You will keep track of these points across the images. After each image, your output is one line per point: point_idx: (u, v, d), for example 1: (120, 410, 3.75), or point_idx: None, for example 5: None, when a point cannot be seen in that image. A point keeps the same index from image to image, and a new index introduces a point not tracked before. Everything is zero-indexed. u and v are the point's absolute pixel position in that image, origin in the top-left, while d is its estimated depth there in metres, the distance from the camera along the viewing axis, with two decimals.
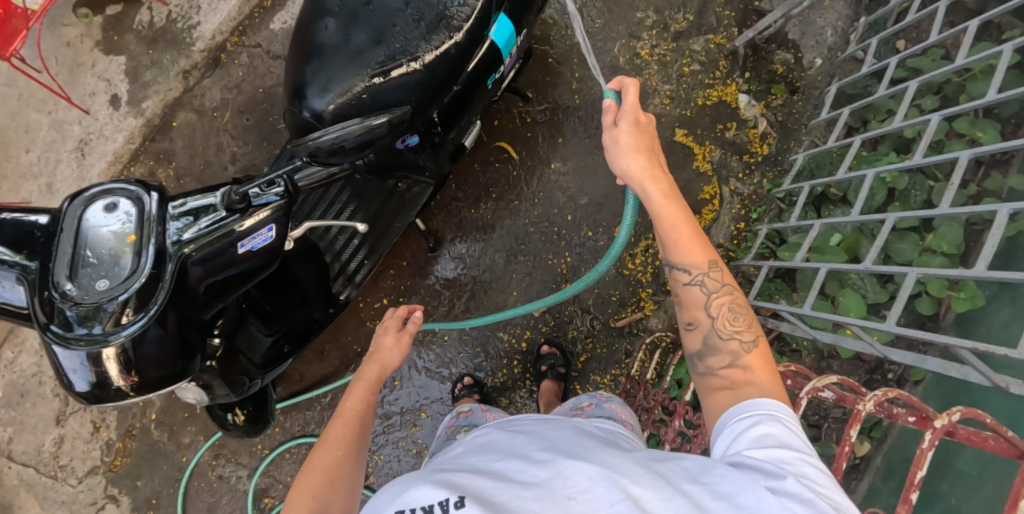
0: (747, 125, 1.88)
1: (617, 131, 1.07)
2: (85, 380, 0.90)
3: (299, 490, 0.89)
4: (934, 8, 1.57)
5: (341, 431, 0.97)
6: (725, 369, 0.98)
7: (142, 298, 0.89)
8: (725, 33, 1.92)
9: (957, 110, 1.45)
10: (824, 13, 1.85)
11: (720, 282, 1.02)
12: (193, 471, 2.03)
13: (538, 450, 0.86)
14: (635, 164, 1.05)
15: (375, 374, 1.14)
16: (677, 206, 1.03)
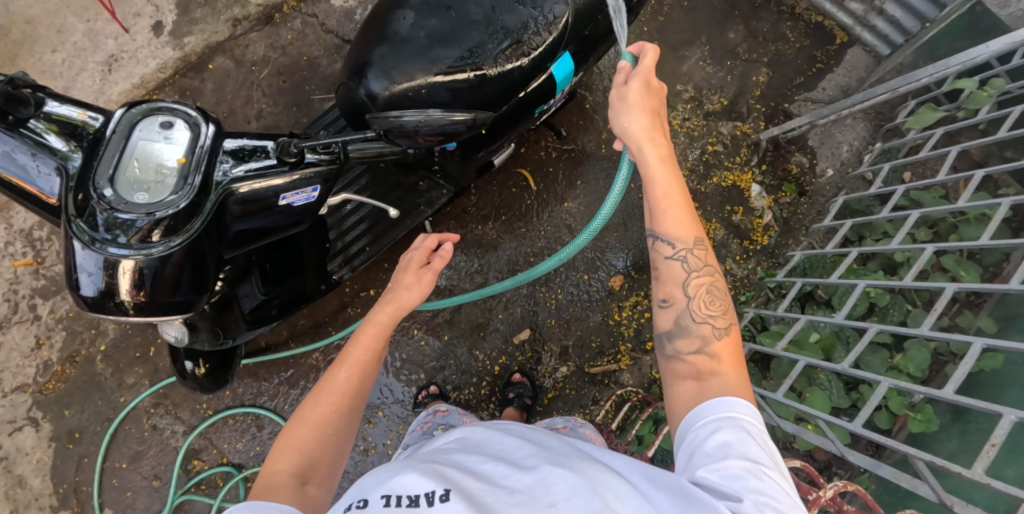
0: (754, 213, 1.97)
1: (629, 89, 1.10)
2: (93, 287, 0.89)
3: (287, 441, 0.99)
4: (946, 150, 1.68)
5: (337, 385, 1.04)
6: (694, 351, 1.01)
7: (174, 223, 0.89)
8: (752, 124, 2.04)
9: (950, 246, 1.55)
10: (844, 129, 1.98)
11: (702, 263, 1.06)
12: (127, 414, 1.95)
13: (527, 454, 0.88)
14: (637, 123, 1.08)
15: (387, 316, 1.14)
16: (669, 175, 1.06)
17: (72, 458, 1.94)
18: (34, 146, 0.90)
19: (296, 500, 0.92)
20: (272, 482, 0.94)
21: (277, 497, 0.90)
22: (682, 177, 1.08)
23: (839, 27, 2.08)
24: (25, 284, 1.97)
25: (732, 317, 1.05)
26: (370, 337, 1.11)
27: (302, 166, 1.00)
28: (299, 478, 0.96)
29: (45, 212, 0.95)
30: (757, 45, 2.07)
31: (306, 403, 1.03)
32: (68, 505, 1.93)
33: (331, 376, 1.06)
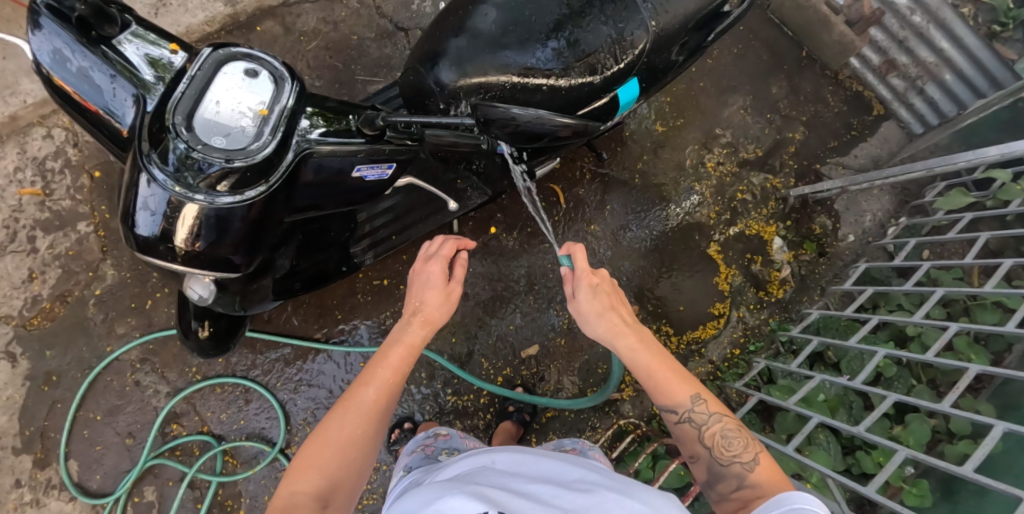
0: (772, 265, 1.99)
1: (579, 298, 1.17)
2: (148, 229, 0.88)
3: (309, 462, 1.01)
4: (975, 235, 1.68)
5: (364, 407, 1.07)
6: (737, 493, 1.02)
7: (243, 177, 0.87)
8: (782, 179, 2.06)
9: (975, 329, 1.55)
10: (870, 199, 2.00)
11: (705, 417, 1.08)
12: (111, 365, 1.87)
13: (571, 484, 1.08)
14: (599, 328, 1.14)
15: (414, 337, 1.18)
16: (646, 355, 1.11)
17: (45, 401, 1.86)
18: (116, 68, 0.90)
19: None
20: (293, 504, 0.96)
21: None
22: (656, 345, 1.13)
23: (878, 98, 2.07)
24: (28, 213, 1.94)
25: (757, 445, 1.06)
26: (397, 359, 1.14)
27: (386, 143, 1.02)
28: (320, 501, 0.98)
29: (108, 135, 0.95)
30: (799, 103, 2.09)
31: (331, 421, 1.05)
32: (32, 449, 1.84)
33: (356, 397, 1.08)
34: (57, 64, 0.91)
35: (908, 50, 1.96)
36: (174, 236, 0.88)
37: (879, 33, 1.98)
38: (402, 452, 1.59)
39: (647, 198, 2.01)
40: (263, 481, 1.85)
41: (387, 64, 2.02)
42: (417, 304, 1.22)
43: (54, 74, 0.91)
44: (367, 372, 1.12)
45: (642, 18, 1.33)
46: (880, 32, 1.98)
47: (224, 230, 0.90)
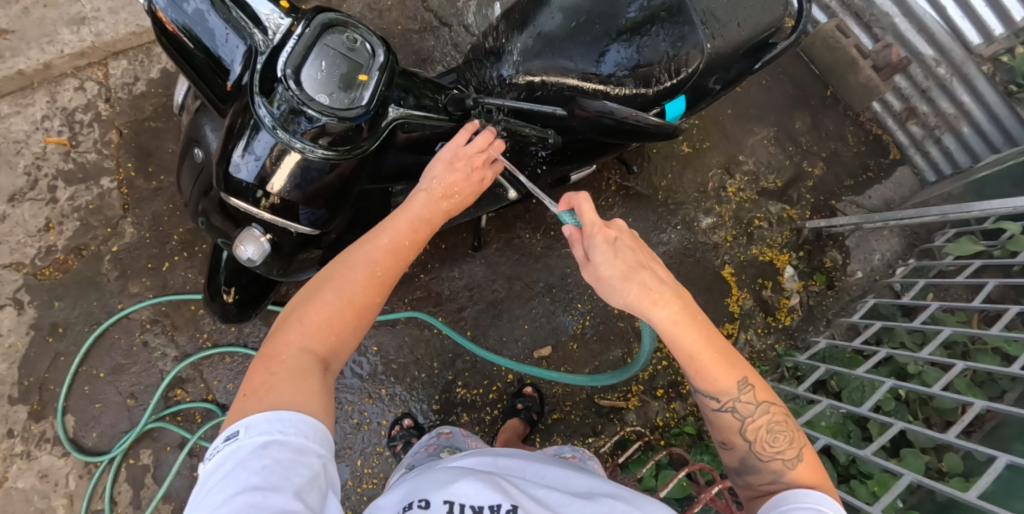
0: (782, 293, 2.04)
1: (597, 256, 1.08)
2: (248, 177, 1.04)
3: (319, 325, 1.02)
4: (982, 282, 1.74)
5: (381, 282, 1.08)
6: (770, 488, 1.06)
7: (334, 134, 1.00)
8: (798, 210, 2.11)
9: (982, 368, 1.59)
10: (880, 239, 2.06)
11: (753, 408, 1.10)
12: (120, 322, 1.85)
13: (580, 492, 1.17)
14: (631, 295, 1.06)
15: (438, 215, 1.17)
16: (689, 331, 1.07)
17: (47, 352, 1.84)
18: (225, 12, 1.01)
19: (324, 384, 0.99)
20: (298, 365, 0.98)
21: (309, 393, 0.95)
22: (698, 315, 1.08)
23: (895, 143, 2.14)
24: (52, 162, 1.93)
25: (801, 439, 1.09)
26: (416, 234, 1.14)
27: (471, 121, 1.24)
28: (323, 363, 1.01)
29: (206, 79, 1.06)
30: (820, 139, 2.16)
31: (341, 286, 1.05)
32: (29, 400, 1.82)
33: (374, 271, 1.08)
34: (172, 7, 1.03)
35: (929, 100, 2.04)
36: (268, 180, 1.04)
37: (903, 81, 2.05)
38: (408, 453, 1.60)
39: (668, 215, 2.06)
40: None
41: (428, 57, 2.05)
42: (450, 191, 1.17)
43: (167, 16, 1.03)
44: (387, 244, 1.10)
45: (699, 40, 1.37)
46: (904, 80, 2.05)
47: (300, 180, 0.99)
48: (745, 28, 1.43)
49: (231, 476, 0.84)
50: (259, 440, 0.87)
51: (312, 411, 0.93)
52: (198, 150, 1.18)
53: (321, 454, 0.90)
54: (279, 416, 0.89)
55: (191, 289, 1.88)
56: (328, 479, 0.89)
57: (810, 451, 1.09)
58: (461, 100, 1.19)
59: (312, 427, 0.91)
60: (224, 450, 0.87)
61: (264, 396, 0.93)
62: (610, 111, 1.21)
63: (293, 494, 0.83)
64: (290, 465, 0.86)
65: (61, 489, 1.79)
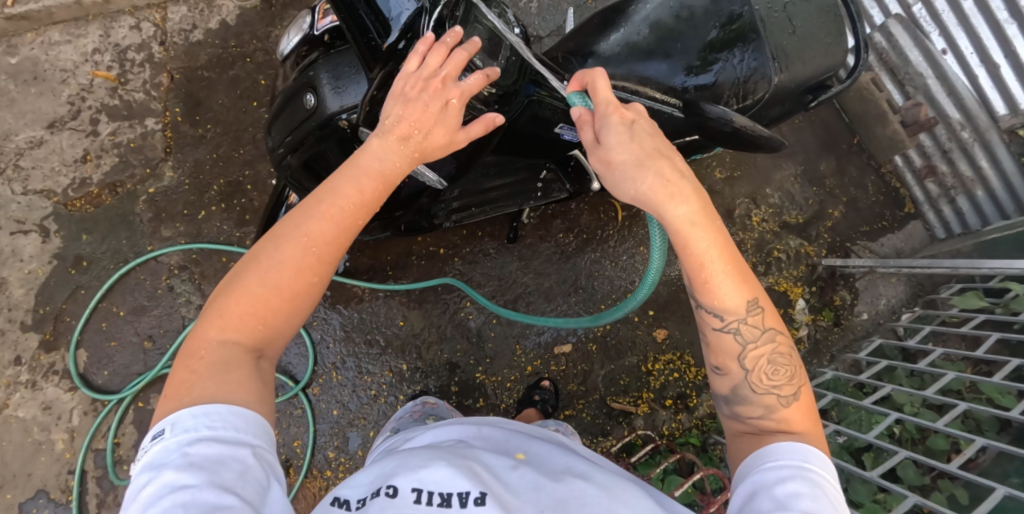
0: (793, 323, 2.12)
1: (611, 136, 1.04)
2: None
3: (244, 310, 0.93)
4: (987, 333, 1.81)
5: (315, 246, 0.96)
6: (761, 423, 1.04)
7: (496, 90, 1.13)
8: (816, 247, 2.19)
9: (981, 409, 1.68)
10: (888, 285, 2.15)
11: (757, 333, 1.06)
12: (148, 264, 1.85)
13: (556, 473, 1.17)
14: (646, 184, 1.02)
15: (396, 172, 1.03)
16: (705, 235, 1.03)
17: (68, 284, 1.83)
18: None
19: (256, 377, 0.91)
20: (224, 358, 0.90)
21: (237, 388, 0.88)
22: (717, 223, 1.04)
23: (912, 198, 2.23)
24: (97, 95, 1.91)
25: (801, 378, 1.07)
26: (360, 185, 1.00)
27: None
28: (255, 352, 0.93)
29: (359, 24, 1.10)
30: (843, 183, 2.24)
31: (272, 262, 0.95)
32: (42, 329, 1.80)
33: (307, 237, 0.96)
34: None
35: (950, 161, 2.14)
36: None
37: (928, 139, 2.15)
38: (392, 418, 1.68)
39: None
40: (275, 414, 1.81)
41: None
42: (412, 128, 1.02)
43: None
44: (327, 208, 0.98)
45: (768, 68, 1.41)
46: (928, 139, 2.15)
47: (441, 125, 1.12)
48: (810, 67, 1.49)
49: (156, 478, 0.79)
50: (185, 438, 0.82)
51: (244, 402, 0.88)
52: (309, 96, 1.15)
53: (256, 444, 0.85)
54: (206, 411, 0.84)
55: (224, 240, 1.88)
56: (259, 467, 0.83)
57: (807, 390, 1.08)
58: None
59: (243, 419, 0.85)
60: (153, 450, 0.82)
61: (185, 393, 0.87)
62: (723, 120, 1.25)
63: (217, 486, 0.78)
64: (219, 460, 0.81)
65: (63, 423, 1.76)
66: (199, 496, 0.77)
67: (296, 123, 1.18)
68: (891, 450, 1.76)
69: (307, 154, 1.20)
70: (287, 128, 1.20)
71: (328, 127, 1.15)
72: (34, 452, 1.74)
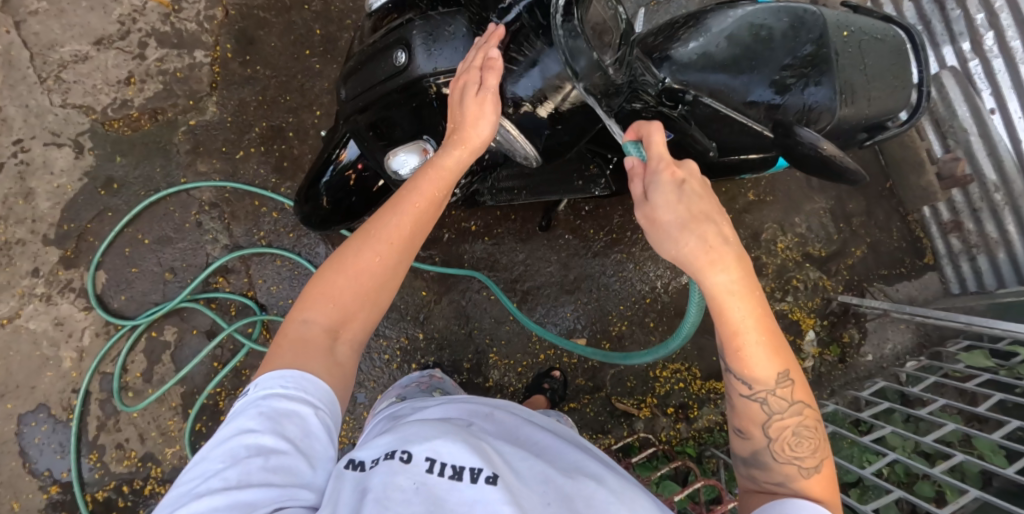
0: (800, 353, 2.15)
1: (658, 199, 1.01)
2: (523, 92, 1.09)
3: (323, 293, 1.05)
4: (991, 392, 1.82)
5: (393, 243, 1.07)
6: (776, 488, 1.03)
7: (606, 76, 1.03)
8: (833, 282, 2.21)
9: (978, 462, 1.69)
10: (896, 330, 2.18)
11: (785, 404, 1.04)
12: (180, 196, 1.84)
13: (567, 469, 1.05)
14: (688, 247, 1.00)
15: (456, 165, 1.09)
16: (741, 304, 1.01)
17: (97, 204, 1.81)
18: None
19: (326, 356, 1.02)
20: (306, 335, 1.03)
21: (311, 361, 1.01)
22: (756, 291, 1.02)
23: (933, 249, 2.25)
24: (148, 17, 1.87)
25: (824, 451, 1.05)
26: (435, 187, 1.09)
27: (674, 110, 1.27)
28: (331, 334, 1.05)
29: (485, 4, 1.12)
30: (871, 223, 2.25)
31: (350, 252, 1.07)
32: (64, 245, 1.78)
33: (387, 235, 1.07)
34: None
35: (977, 221, 2.14)
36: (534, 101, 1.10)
37: (960, 196, 2.16)
38: (396, 385, 1.62)
39: None
40: None
41: None
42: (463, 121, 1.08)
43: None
44: (403, 203, 1.07)
45: (833, 106, 1.43)
46: (960, 195, 2.16)
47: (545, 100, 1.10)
48: (872, 105, 1.51)
49: (231, 421, 0.92)
50: (262, 392, 0.95)
51: (314, 371, 1.00)
52: (401, 53, 1.15)
53: (318, 406, 0.96)
54: (281, 374, 0.97)
55: (259, 185, 1.86)
56: (316, 423, 0.95)
57: (830, 464, 1.05)
58: (675, 93, 1.23)
59: (312, 384, 0.98)
60: (238, 400, 0.96)
61: (268, 363, 1.00)
62: (810, 145, 1.25)
63: (276, 433, 0.91)
64: (285, 413, 0.93)
65: (74, 342, 1.76)
66: (259, 439, 0.89)
67: (382, 77, 1.18)
68: (883, 489, 1.78)
69: (375, 115, 1.22)
70: (367, 82, 1.21)
71: (413, 88, 1.16)
72: (41, 366, 1.74)
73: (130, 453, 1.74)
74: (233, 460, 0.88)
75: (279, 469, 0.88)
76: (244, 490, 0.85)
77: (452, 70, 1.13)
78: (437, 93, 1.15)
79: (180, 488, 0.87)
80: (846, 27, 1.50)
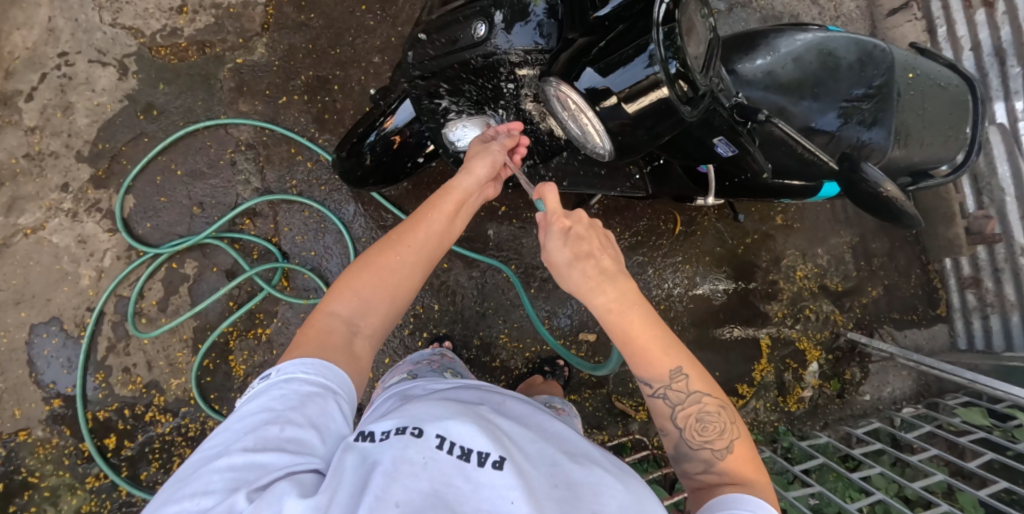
0: (801, 381, 2.18)
1: (550, 246, 1.10)
2: (617, 83, 1.05)
3: (347, 286, 1.13)
4: (984, 451, 1.83)
5: (416, 248, 1.18)
6: (706, 478, 1.08)
7: (690, 85, 1.06)
8: (845, 318, 2.22)
9: None
10: (897, 375, 2.21)
11: (684, 395, 1.11)
12: (218, 132, 1.83)
13: (576, 450, 0.96)
14: (573, 277, 1.09)
15: (465, 186, 1.26)
16: (627, 318, 1.10)
17: (134, 128, 1.80)
18: None
19: (344, 350, 1.06)
20: (326, 326, 1.08)
21: (329, 350, 1.04)
22: (645, 308, 1.11)
23: (947, 301, 2.26)
24: None
25: (733, 431, 1.10)
26: (446, 205, 1.23)
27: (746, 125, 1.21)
28: (349, 327, 1.09)
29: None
30: (892, 266, 2.25)
31: (375, 254, 1.15)
32: (97, 164, 1.78)
33: (411, 239, 1.18)
34: None
35: (997, 280, 2.15)
36: (626, 95, 1.05)
37: (984, 253, 2.15)
38: (406, 361, 1.59)
39: (738, 270, 2.17)
40: (301, 315, 1.84)
41: None
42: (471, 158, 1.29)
43: None
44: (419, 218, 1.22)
45: (886, 146, 1.44)
46: (984, 253, 2.16)
47: (636, 97, 1.06)
48: (924, 151, 1.51)
49: (253, 400, 0.94)
50: (284, 375, 0.98)
51: (332, 360, 1.03)
52: (481, 25, 1.17)
53: (337, 392, 0.99)
54: (302, 359, 1.00)
55: (298, 132, 1.86)
56: (333, 405, 0.97)
57: (742, 441, 1.10)
58: (748, 110, 1.15)
59: (328, 369, 1.01)
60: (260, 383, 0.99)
61: (290, 350, 1.04)
62: (873, 184, 1.29)
63: (297, 410, 0.92)
64: (306, 394, 0.95)
65: (94, 261, 1.77)
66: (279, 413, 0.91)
67: (458, 44, 1.20)
68: None
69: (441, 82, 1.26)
70: (439, 44, 1.23)
71: (487, 61, 1.19)
72: (59, 280, 1.75)
73: (136, 378, 1.76)
74: (251, 428, 0.90)
75: (293, 439, 0.89)
76: (259, 455, 0.86)
77: (529, 50, 1.17)
78: (511, 73, 1.21)
79: (201, 453, 0.89)
80: (913, 69, 1.49)
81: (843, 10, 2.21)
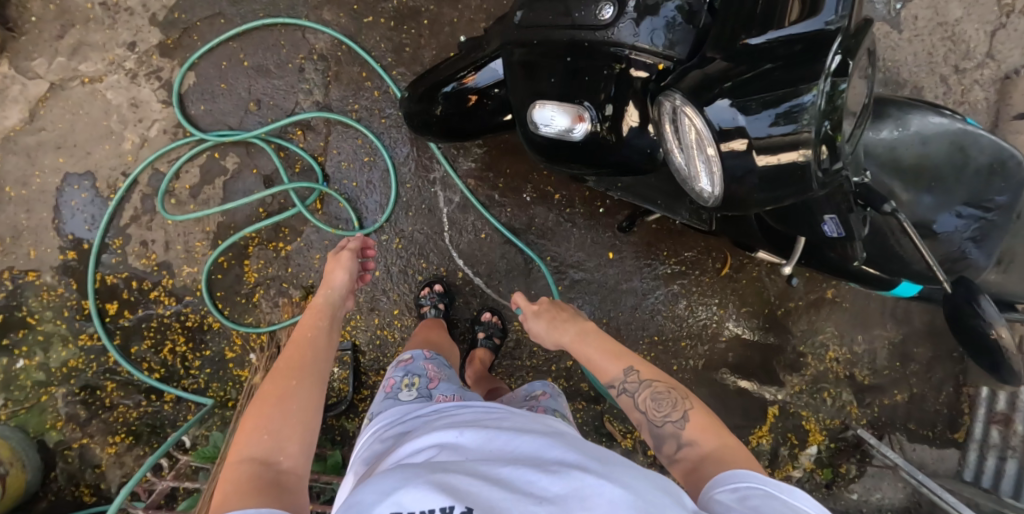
0: (794, 459, 2.11)
1: (537, 329, 1.44)
2: (752, 127, 0.92)
3: (251, 427, 1.03)
4: None
5: (303, 363, 1.16)
6: (680, 453, 1.10)
7: (832, 151, 0.92)
8: (862, 412, 2.12)
9: None
10: (892, 483, 2.12)
11: (638, 380, 1.20)
12: (296, 34, 1.76)
13: (545, 462, 0.89)
14: (546, 333, 1.41)
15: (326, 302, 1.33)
16: (589, 344, 1.31)
17: (213, 6, 1.73)
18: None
19: (270, 484, 0.96)
20: (242, 472, 0.97)
21: (255, 492, 0.93)
22: (601, 335, 1.32)
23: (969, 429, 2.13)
24: None
25: (689, 402, 1.14)
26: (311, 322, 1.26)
27: (860, 208, 1.12)
28: (267, 462, 0.99)
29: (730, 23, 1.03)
30: (926, 374, 2.13)
31: (269, 385, 1.09)
32: (167, 32, 1.73)
33: (293, 359, 1.16)
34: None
35: None
36: (761, 145, 0.92)
37: None
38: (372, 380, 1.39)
39: (770, 330, 2.07)
40: (325, 242, 1.79)
41: None
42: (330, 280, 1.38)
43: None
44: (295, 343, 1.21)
45: (984, 265, 1.34)
46: None
47: (767, 149, 0.92)
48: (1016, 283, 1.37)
49: None
50: None
51: (260, 502, 0.91)
52: (609, 8, 1.15)
53: None
54: None
55: (374, 57, 1.77)
56: None
57: (704, 411, 1.13)
58: (874, 196, 1.09)
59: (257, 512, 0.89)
60: None
61: None
62: (986, 321, 1.20)
63: None
64: None
65: (141, 128, 1.74)
66: None
67: (578, 19, 1.18)
68: None
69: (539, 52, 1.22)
70: (556, 8, 1.20)
71: (602, 48, 1.16)
72: (103, 137, 1.73)
73: (151, 254, 1.75)
74: None
75: None
76: None
77: (650, 52, 1.13)
78: (623, 70, 1.15)
79: None
80: None
81: (970, 97, 1.99)
